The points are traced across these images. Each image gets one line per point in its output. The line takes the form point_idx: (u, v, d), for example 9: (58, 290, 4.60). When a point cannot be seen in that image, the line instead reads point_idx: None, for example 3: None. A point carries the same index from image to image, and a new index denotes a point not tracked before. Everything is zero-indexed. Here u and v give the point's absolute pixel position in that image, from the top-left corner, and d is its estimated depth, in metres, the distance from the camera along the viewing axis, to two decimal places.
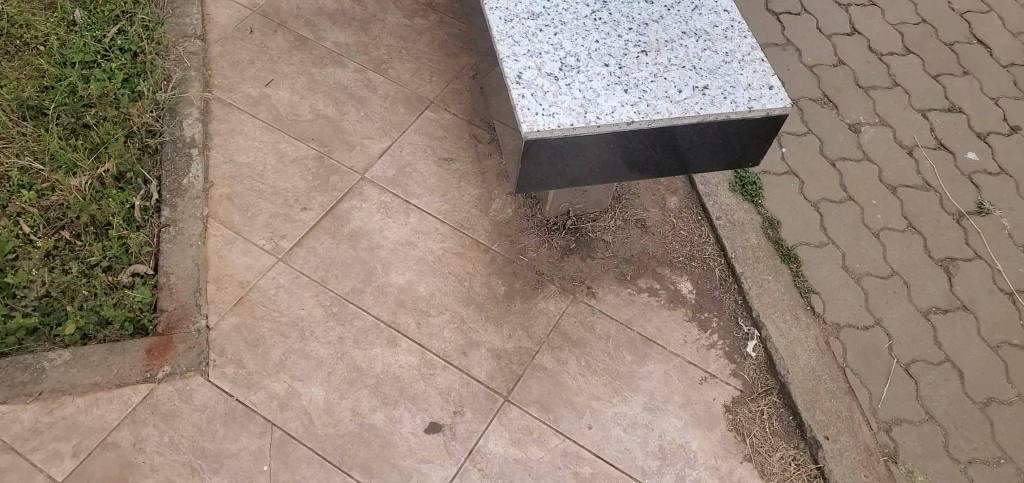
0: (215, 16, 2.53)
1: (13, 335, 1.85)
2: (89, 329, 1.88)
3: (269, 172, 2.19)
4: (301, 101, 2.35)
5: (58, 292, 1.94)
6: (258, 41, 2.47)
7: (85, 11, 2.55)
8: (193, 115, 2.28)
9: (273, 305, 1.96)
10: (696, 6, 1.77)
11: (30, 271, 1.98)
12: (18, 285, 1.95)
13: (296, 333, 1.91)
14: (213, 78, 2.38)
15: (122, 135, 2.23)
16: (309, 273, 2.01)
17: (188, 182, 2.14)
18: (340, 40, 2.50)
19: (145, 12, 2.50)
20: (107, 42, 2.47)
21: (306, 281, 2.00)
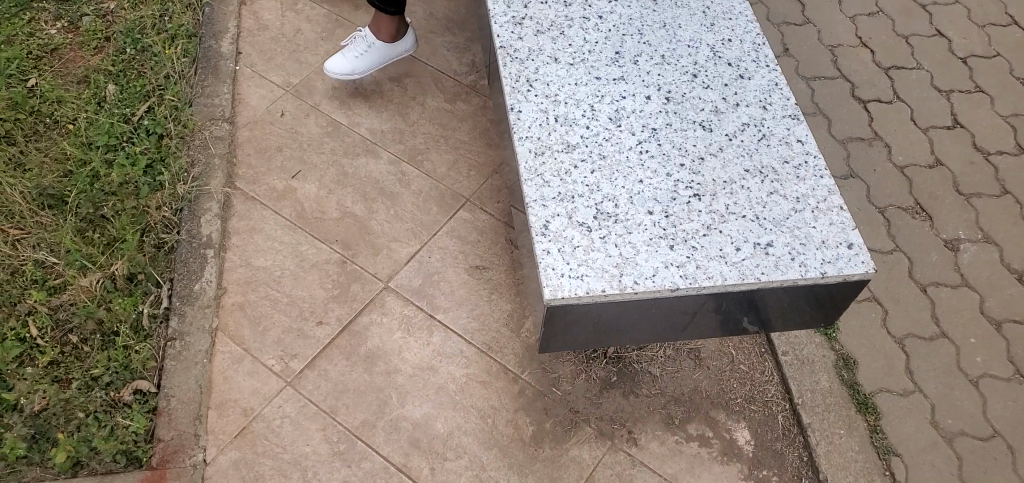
0: (246, 95, 2.40)
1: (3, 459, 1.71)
2: (82, 456, 1.72)
3: (287, 278, 2.04)
4: (328, 196, 2.20)
5: (57, 409, 1.79)
6: (288, 126, 2.33)
7: (117, 86, 2.46)
8: (212, 210, 2.15)
9: (276, 438, 1.78)
10: (764, 134, 1.53)
11: (30, 386, 1.83)
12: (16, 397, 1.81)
13: (298, 473, 1.73)
14: (237, 167, 2.25)
15: (139, 230, 2.11)
16: (317, 401, 1.83)
17: (199, 288, 2.01)
18: (375, 127, 2.34)
19: (176, 91, 2.39)
20: (136, 123, 2.37)
21: (313, 411, 1.82)
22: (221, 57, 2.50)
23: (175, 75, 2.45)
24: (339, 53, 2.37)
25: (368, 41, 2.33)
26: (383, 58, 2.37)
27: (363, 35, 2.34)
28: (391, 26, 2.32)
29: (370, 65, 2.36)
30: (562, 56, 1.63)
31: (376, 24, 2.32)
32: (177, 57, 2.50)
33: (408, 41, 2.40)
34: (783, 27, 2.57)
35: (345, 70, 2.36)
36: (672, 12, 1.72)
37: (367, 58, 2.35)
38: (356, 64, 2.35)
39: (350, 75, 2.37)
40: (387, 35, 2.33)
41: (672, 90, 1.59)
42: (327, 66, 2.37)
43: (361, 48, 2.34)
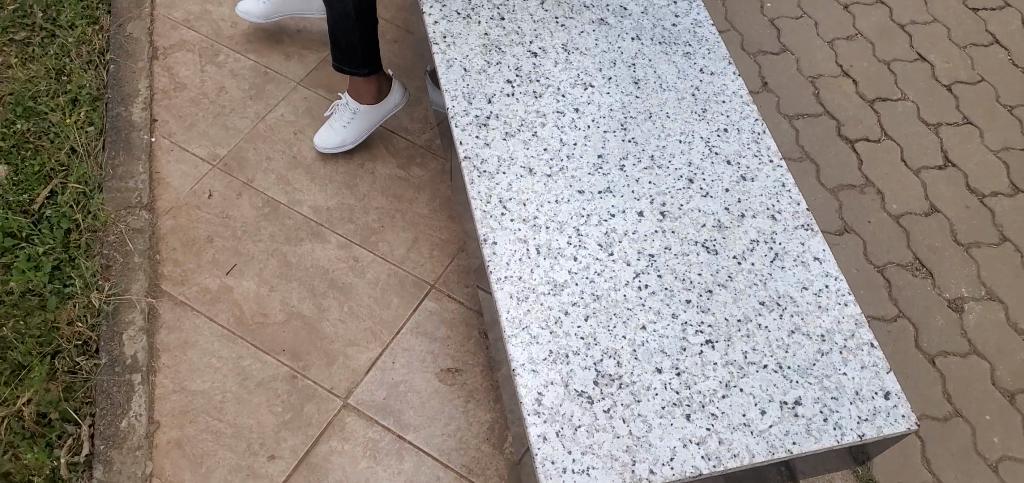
0: (166, 174, 2.08)
1: None
2: None
3: (229, 403, 1.78)
4: (271, 295, 1.93)
5: None
6: (218, 209, 2.03)
7: (10, 166, 2.08)
8: (136, 322, 1.87)
9: None
10: (777, 253, 1.32)
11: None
12: None
13: None
14: (163, 266, 1.95)
15: (48, 353, 1.81)
16: None
17: (127, 426, 1.74)
18: (320, 204, 2.06)
19: (81, 173, 2.06)
20: (34, 215, 2.01)
21: None
22: (133, 126, 2.16)
23: (79, 151, 2.11)
24: (326, 127, 2.09)
25: (351, 104, 2.07)
26: (375, 120, 2.10)
27: (344, 100, 2.08)
28: (373, 82, 2.05)
29: (361, 129, 2.08)
30: (537, 165, 1.39)
31: (356, 87, 2.06)
32: (79, 128, 2.15)
33: (396, 94, 2.12)
34: (759, 57, 2.37)
35: (337, 142, 2.07)
36: (658, 97, 1.49)
37: (356, 122, 2.07)
38: (346, 132, 2.06)
39: (342, 147, 2.08)
40: (370, 91, 2.06)
41: (667, 201, 1.36)
42: (317, 143, 2.09)
43: (347, 114, 2.07)
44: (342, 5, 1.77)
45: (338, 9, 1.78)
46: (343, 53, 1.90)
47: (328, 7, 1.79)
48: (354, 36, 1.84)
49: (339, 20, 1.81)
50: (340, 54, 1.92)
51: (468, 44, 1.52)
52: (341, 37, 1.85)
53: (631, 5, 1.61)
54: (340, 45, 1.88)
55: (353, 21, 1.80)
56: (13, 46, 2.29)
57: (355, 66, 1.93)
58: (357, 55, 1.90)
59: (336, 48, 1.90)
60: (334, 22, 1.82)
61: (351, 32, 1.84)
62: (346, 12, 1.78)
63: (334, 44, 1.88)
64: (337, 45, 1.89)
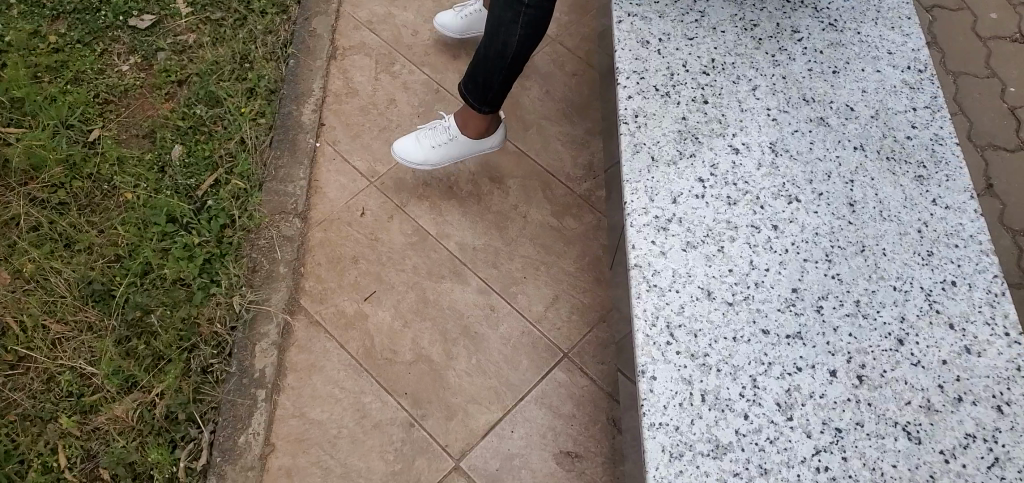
0: (324, 183, 2.03)
1: None
2: None
3: (343, 439, 1.70)
4: (403, 331, 1.83)
5: None
6: (368, 229, 1.97)
7: (185, 147, 2.13)
8: (269, 335, 1.83)
9: None
10: (1001, 459, 1.06)
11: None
12: None
13: None
14: (306, 278, 1.91)
15: (185, 349, 1.81)
16: None
17: (244, 442, 1.70)
18: (466, 241, 1.95)
19: (244, 167, 2.05)
20: (197, 201, 2.04)
21: None
22: (302, 127, 2.13)
23: (246, 145, 2.10)
24: (415, 135, 1.98)
25: (450, 132, 1.94)
26: (461, 152, 1.98)
27: (447, 122, 1.94)
28: (481, 123, 1.91)
29: (444, 157, 1.98)
30: (718, 289, 1.20)
31: (464, 117, 1.91)
32: (251, 119, 2.14)
33: (497, 138, 1.99)
34: (988, 151, 2.04)
35: (416, 157, 1.98)
36: (876, 227, 1.26)
37: (443, 149, 1.96)
38: (429, 154, 1.96)
39: (419, 164, 1.99)
40: (474, 132, 1.92)
41: (867, 362, 1.14)
42: (398, 144, 1.99)
43: (441, 139, 1.95)
44: (503, 45, 1.59)
45: (497, 47, 1.60)
46: (476, 84, 1.74)
47: (487, 40, 1.60)
48: (499, 77, 1.68)
49: (491, 56, 1.63)
50: (472, 84, 1.75)
51: (661, 128, 1.35)
52: (485, 73, 1.68)
53: (860, 105, 1.38)
54: (478, 76, 1.71)
55: (505, 63, 1.63)
56: (208, 25, 2.35)
57: (480, 100, 1.78)
58: (490, 93, 1.75)
59: (472, 77, 1.73)
60: (484, 54, 1.65)
61: (495, 73, 1.67)
62: (504, 54, 1.60)
63: (472, 73, 1.72)
64: (473, 75, 1.72)
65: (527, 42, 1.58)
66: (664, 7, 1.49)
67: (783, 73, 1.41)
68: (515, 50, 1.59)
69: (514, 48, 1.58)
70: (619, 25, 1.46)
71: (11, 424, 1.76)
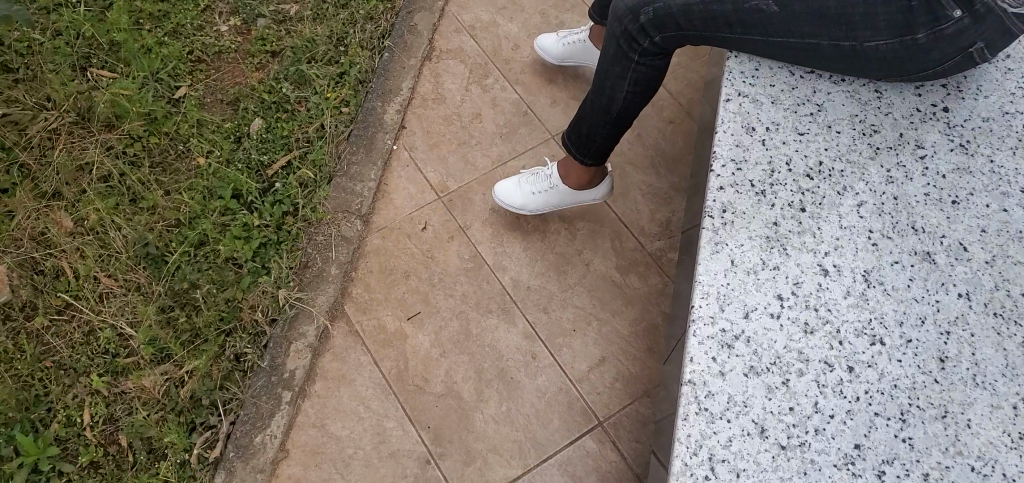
0: (393, 189, 1.98)
1: None
2: None
3: (357, 461, 1.66)
4: (438, 359, 1.77)
5: None
6: (426, 245, 1.90)
7: (265, 123, 2.10)
8: (307, 337, 1.79)
9: None
10: None
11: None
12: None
13: None
14: (354, 284, 1.86)
15: (223, 332, 1.80)
16: None
17: (260, 441, 1.68)
18: (522, 279, 1.86)
19: (317, 156, 2.01)
20: (266, 180, 2.02)
21: None
22: (383, 126, 2.07)
23: (324, 132, 2.06)
24: (517, 178, 1.89)
25: (551, 181, 1.83)
26: (562, 202, 1.86)
27: (549, 170, 1.84)
28: (584, 176, 1.78)
29: (542, 204, 1.87)
30: (773, 428, 1.09)
31: (565, 167, 1.80)
32: (334, 107, 2.10)
33: (601, 191, 1.84)
34: None
35: (514, 201, 1.88)
36: (964, 392, 1.11)
37: (543, 197, 1.86)
38: (526, 200, 1.87)
39: (516, 209, 1.89)
40: (575, 185, 1.80)
41: None
42: (498, 185, 1.90)
43: (541, 187, 1.84)
44: (610, 100, 1.53)
45: (604, 101, 1.55)
46: (580, 135, 1.66)
47: (594, 93, 1.55)
48: (604, 130, 1.61)
49: (597, 109, 1.57)
50: (574, 132, 1.67)
51: (748, 230, 1.23)
52: (589, 125, 1.61)
53: (976, 247, 1.22)
54: (581, 126, 1.63)
55: (611, 118, 1.57)
56: None
57: (581, 151, 1.69)
58: (593, 144, 1.66)
59: (575, 126, 1.65)
60: (589, 106, 1.58)
61: (602, 125, 1.60)
62: (609, 108, 1.55)
63: (577, 122, 1.64)
64: (577, 124, 1.64)
65: (634, 99, 1.53)
66: (779, 93, 1.36)
67: (896, 193, 1.27)
68: (622, 105, 1.54)
69: (621, 103, 1.53)
70: (726, 105, 1.34)
71: (46, 370, 1.79)
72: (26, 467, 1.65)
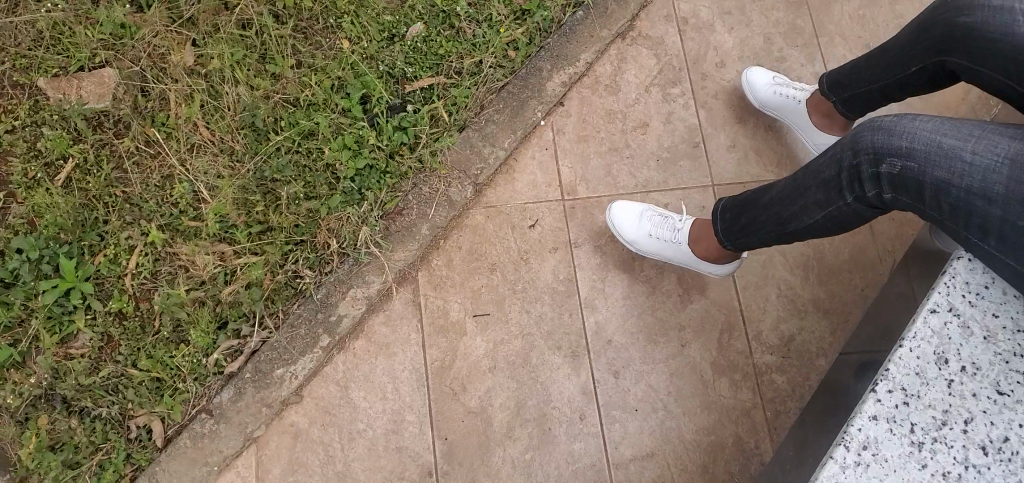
0: (520, 168, 1.77)
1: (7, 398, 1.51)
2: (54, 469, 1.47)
3: (362, 442, 1.55)
4: (485, 373, 1.61)
5: (78, 385, 1.54)
6: (526, 245, 1.71)
7: (425, 32, 1.86)
8: (369, 289, 1.64)
9: None
10: None
11: (84, 347, 1.59)
12: (68, 328, 1.60)
13: None
14: (438, 254, 1.69)
15: (292, 241, 1.67)
16: None
17: (280, 375, 1.57)
18: (607, 328, 1.66)
19: (460, 96, 1.79)
20: (400, 97, 1.82)
21: None
22: (541, 91, 1.83)
23: (479, 72, 1.83)
24: (643, 210, 1.67)
25: (676, 235, 1.62)
26: (672, 258, 1.66)
27: (681, 222, 1.63)
28: (710, 249, 1.56)
29: (649, 248, 1.67)
30: None
31: (699, 233, 1.58)
32: (502, 47, 1.85)
33: (718, 274, 1.64)
34: None
35: (624, 229, 1.68)
36: None
37: (657, 244, 1.65)
38: (637, 235, 1.66)
39: (623, 239, 1.69)
40: (698, 253, 1.59)
41: None
42: (620, 203, 1.69)
43: (661, 234, 1.64)
44: (788, 215, 1.24)
45: (779, 213, 1.26)
46: (736, 222, 1.39)
47: (774, 197, 1.27)
48: (764, 236, 1.32)
49: (769, 213, 1.29)
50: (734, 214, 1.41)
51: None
52: (752, 219, 1.34)
53: None
54: (743, 216, 1.36)
55: (779, 232, 1.28)
56: None
57: (728, 238, 1.42)
58: (745, 239, 1.39)
59: (737, 210, 1.39)
60: (762, 205, 1.30)
61: (765, 234, 1.32)
62: (783, 223, 1.26)
63: (740, 210, 1.37)
64: (740, 211, 1.37)
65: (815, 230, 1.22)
66: (1013, 325, 0.90)
67: None
68: (801, 229, 1.23)
69: (801, 228, 1.23)
70: (928, 315, 0.93)
71: (112, 198, 1.71)
72: (58, 291, 1.59)
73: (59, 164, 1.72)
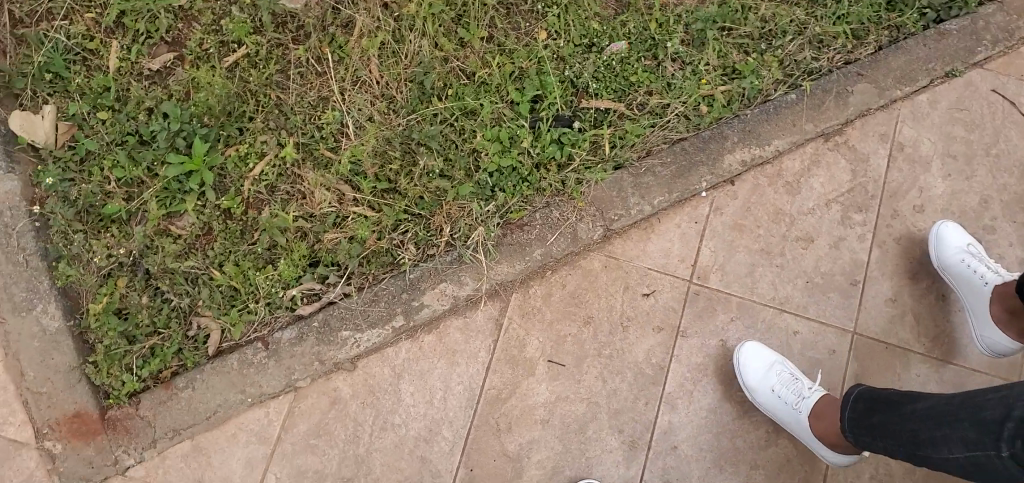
0: (660, 231, 1.63)
1: (94, 251, 1.55)
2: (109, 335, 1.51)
3: (392, 435, 1.51)
4: (535, 422, 1.52)
5: (164, 265, 1.56)
6: (633, 312, 1.59)
7: (624, 53, 1.73)
8: (460, 290, 1.56)
9: None
10: None
11: (185, 229, 1.60)
12: (177, 206, 1.60)
13: None
14: (541, 283, 1.59)
15: (409, 211, 1.61)
16: None
17: (343, 337, 1.53)
18: (676, 432, 1.53)
19: (631, 132, 1.67)
20: (572, 109, 1.71)
21: None
22: (717, 161, 1.66)
23: (661, 117, 1.69)
24: (773, 360, 1.52)
25: (800, 403, 1.47)
26: (782, 422, 1.51)
27: (810, 392, 1.48)
28: (834, 434, 1.41)
29: (764, 403, 1.51)
30: None
31: (827, 413, 1.43)
32: (696, 99, 1.70)
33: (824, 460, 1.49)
34: None
35: (745, 371, 1.51)
36: None
37: (774, 402, 1.50)
38: (757, 384, 1.50)
39: (739, 379, 1.53)
40: (816, 432, 1.44)
41: None
42: (750, 344, 1.53)
43: (784, 395, 1.49)
44: (927, 436, 1.06)
45: (919, 429, 1.08)
46: (867, 416, 1.23)
47: (921, 411, 1.09)
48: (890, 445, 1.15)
49: (908, 424, 1.11)
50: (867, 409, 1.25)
51: None
52: (885, 421, 1.17)
53: None
54: (876, 413, 1.20)
55: (908, 448, 1.10)
56: None
57: (850, 427, 1.26)
58: (868, 437, 1.22)
59: (874, 403, 1.22)
60: (904, 413, 1.14)
61: (893, 443, 1.14)
62: (918, 442, 1.08)
63: (878, 406, 1.21)
64: (874, 408, 1.22)
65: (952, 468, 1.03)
66: None
67: None
68: (936, 459, 1.05)
69: (935, 457, 1.05)
70: None
71: (265, 98, 1.68)
72: (181, 169, 1.59)
73: (232, 47, 1.72)
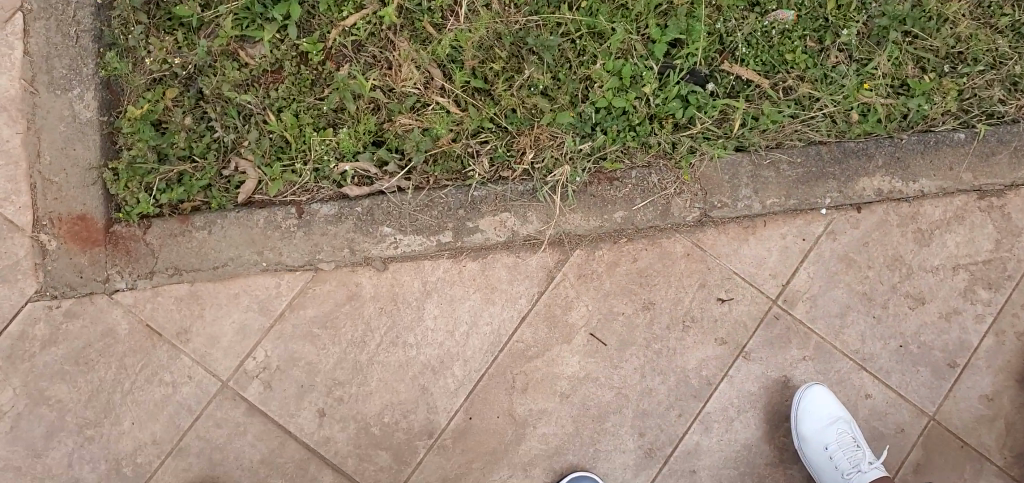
0: (760, 236, 1.43)
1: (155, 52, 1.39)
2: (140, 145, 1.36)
3: (400, 353, 1.37)
4: (554, 393, 1.37)
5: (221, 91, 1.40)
6: (698, 313, 1.40)
7: (791, 24, 1.47)
8: (522, 226, 1.38)
9: (152, 366, 1.35)
10: None
11: (254, 60, 1.42)
12: (252, 31, 1.42)
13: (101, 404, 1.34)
14: (611, 248, 1.40)
15: (496, 122, 1.41)
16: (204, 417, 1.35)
17: (383, 234, 1.36)
18: (700, 455, 1.37)
19: (767, 116, 1.43)
20: (710, 68, 1.47)
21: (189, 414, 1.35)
22: (852, 179, 1.43)
23: (806, 110, 1.45)
24: (839, 416, 1.37)
25: (852, 472, 1.38)
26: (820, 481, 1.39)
27: (866, 465, 1.38)
28: None
29: (812, 455, 1.38)
30: None
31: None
32: (852, 103, 1.45)
33: None
34: None
35: (808, 417, 1.36)
36: None
37: (824, 459, 1.37)
38: (815, 436, 1.36)
39: (795, 422, 1.37)
40: None
41: None
42: (821, 389, 1.38)
43: (838, 459, 1.37)
44: None
45: None
46: None
47: None
48: None
49: None
50: None
51: None
52: None
53: None
54: None
55: None
56: None
57: None
58: None
59: None
60: None
61: None
62: None
63: None
64: None
65: None
66: None
67: None
68: None
69: None
70: None
71: None
72: None
73: None
